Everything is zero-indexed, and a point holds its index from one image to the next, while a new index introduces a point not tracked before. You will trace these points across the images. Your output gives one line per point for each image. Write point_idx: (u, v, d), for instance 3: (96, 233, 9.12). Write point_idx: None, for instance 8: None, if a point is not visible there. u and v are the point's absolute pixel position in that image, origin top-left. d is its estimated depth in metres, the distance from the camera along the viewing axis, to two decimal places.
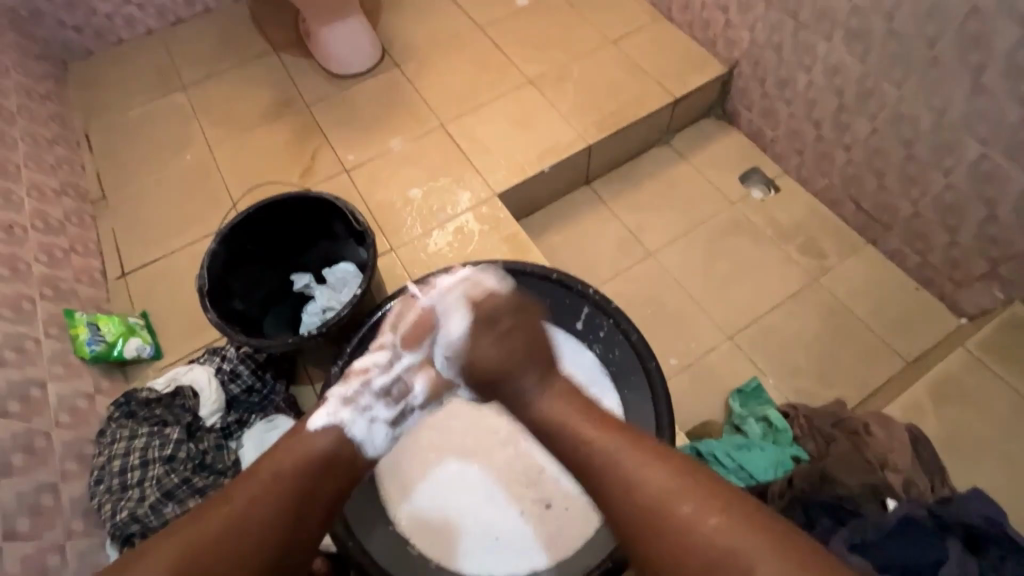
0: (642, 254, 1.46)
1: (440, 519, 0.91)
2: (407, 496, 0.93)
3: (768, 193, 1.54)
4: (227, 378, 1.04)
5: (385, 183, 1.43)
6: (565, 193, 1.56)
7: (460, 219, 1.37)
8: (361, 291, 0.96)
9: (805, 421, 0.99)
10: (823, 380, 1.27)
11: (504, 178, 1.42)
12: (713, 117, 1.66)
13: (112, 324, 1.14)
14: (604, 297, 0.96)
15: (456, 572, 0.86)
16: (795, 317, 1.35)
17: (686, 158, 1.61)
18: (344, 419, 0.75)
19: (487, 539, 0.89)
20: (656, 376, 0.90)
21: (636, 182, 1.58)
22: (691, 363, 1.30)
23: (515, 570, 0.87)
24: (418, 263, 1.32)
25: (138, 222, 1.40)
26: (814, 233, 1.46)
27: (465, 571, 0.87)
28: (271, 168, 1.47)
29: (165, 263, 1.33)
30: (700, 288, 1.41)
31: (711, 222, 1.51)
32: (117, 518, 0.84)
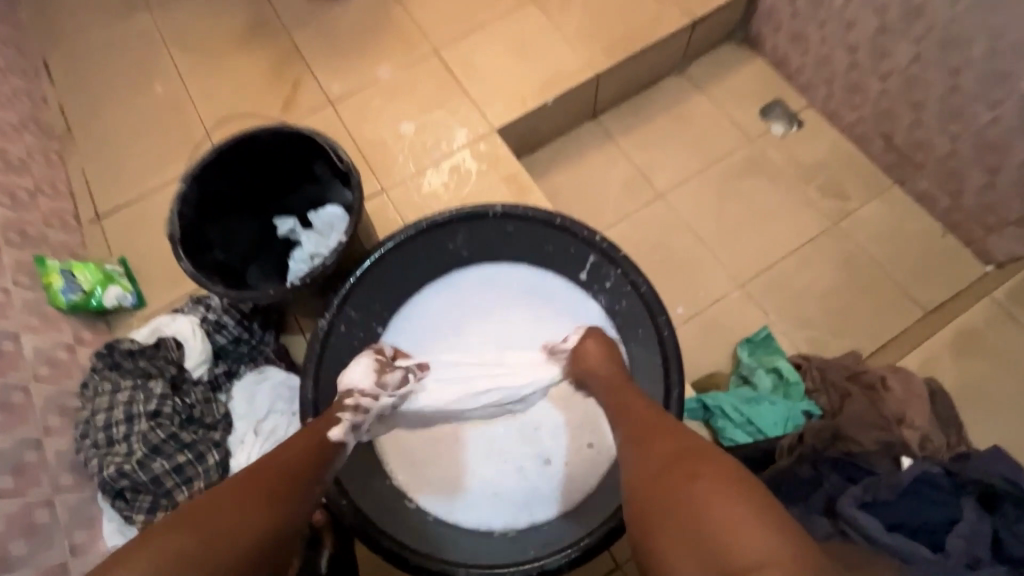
0: (651, 195, 1.37)
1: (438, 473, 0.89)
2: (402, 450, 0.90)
3: (790, 128, 1.42)
4: (212, 329, 0.99)
5: (374, 117, 1.31)
6: (570, 128, 1.43)
7: (457, 157, 1.27)
8: (347, 238, 0.88)
9: (817, 374, 0.95)
10: (837, 330, 1.22)
11: (503, 110, 1.30)
12: (734, 41, 1.50)
13: (88, 271, 1.08)
14: (612, 245, 0.87)
15: (456, 526, 0.86)
16: (811, 263, 1.28)
17: (703, 89, 1.47)
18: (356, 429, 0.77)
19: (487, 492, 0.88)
20: (667, 331, 0.83)
21: (647, 116, 1.45)
22: (699, 312, 1.24)
23: (516, 524, 0.86)
24: (412, 205, 1.23)
25: (108, 160, 1.30)
26: (837, 173, 1.36)
27: (465, 524, 0.86)
28: (248, 99, 1.34)
29: (141, 206, 1.25)
30: (712, 233, 1.33)
31: (726, 160, 1.40)
32: (105, 473, 0.81)
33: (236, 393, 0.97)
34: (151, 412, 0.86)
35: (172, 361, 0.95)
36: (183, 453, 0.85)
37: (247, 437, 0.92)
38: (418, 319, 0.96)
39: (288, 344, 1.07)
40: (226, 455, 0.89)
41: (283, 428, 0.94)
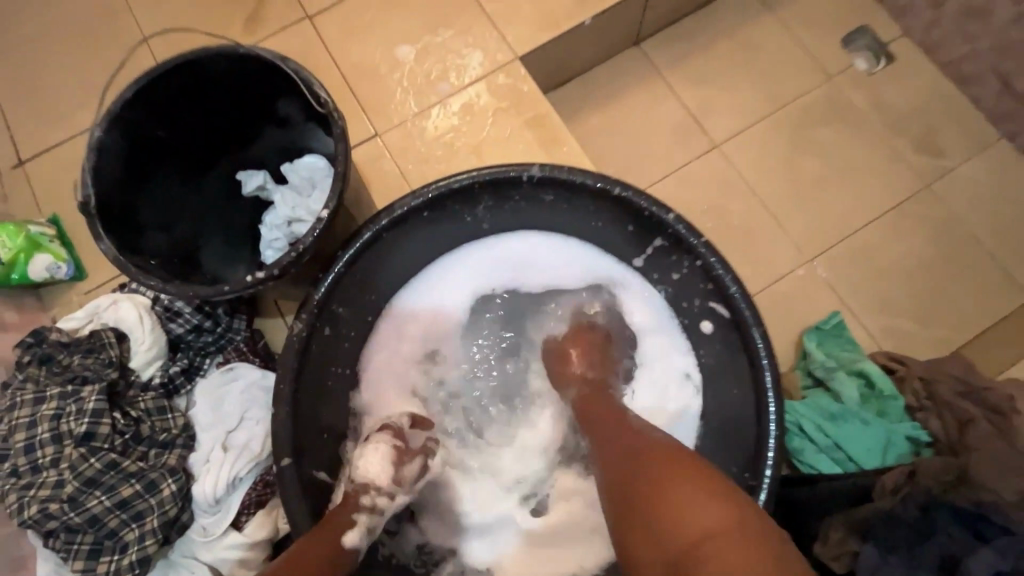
0: (706, 145, 1.12)
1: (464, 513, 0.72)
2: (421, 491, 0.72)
3: (879, 64, 1.15)
4: (167, 315, 0.79)
5: (363, 36, 1.03)
6: (609, 57, 1.16)
7: (470, 92, 1.00)
8: (331, 210, 0.65)
9: (921, 387, 0.77)
10: (927, 320, 1.01)
11: (529, 32, 1.02)
12: None
13: (7, 235, 0.85)
14: (689, 227, 0.64)
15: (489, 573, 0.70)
16: (897, 236, 1.06)
17: (773, 10, 1.18)
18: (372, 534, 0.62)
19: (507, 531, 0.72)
20: (759, 344, 0.62)
21: (704, 43, 1.17)
22: (759, 292, 1.04)
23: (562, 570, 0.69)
24: (415, 155, 0.98)
25: (28, 88, 1.02)
26: (934, 122, 1.11)
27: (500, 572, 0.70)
28: (202, 9, 1.05)
29: (72, 148, 0.99)
30: (777, 194, 1.09)
31: (799, 101, 1.14)
32: (27, 513, 0.64)
33: (198, 396, 0.78)
34: (83, 434, 0.66)
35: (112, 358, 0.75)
36: (127, 485, 0.67)
37: (214, 455, 0.73)
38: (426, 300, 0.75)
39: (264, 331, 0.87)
40: (187, 480, 0.71)
41: (258, 443, 0.75)
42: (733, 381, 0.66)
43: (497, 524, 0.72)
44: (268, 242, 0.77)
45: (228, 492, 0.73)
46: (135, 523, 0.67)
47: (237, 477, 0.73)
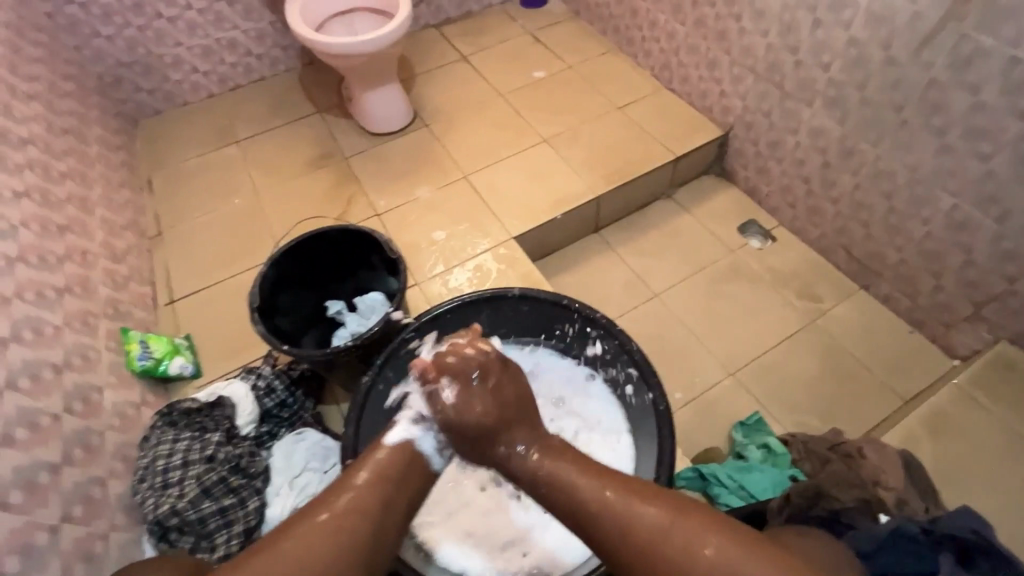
0: (648, 294, 1.57)
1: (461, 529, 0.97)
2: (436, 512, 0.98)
3: (765, 242, 1.65)
4: (262, 393, 1.13)
5: (412, 226, 1.58)
6: (576, 239, 1.69)
7: (480, 258, 1.50)
8: (392, 311, 1.06)
9: (802, 446, 1.06)
10: (824, 417, 1.32)
11: (520, 223, 1.56)
12: (712, 174, 1.82)
13: (161, 343, 1.25)
14: (609, 321, 1.03)
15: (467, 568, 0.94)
16: (793, 357, 1.42)
17: (688, 210, 1.75)
18: (416, 435, 0.79)
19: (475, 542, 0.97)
20: (657, 394, 0.95)
21: (642, 231, 1.71)
22: (695, 397, 1.36)
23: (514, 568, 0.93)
24: (440, 296, 1.43)
25: (188, 256, 1.54)
26: (809, 278, 1.56)
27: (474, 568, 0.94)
28: (310, 211, 1.63)
29: (209, 293, 1.46)
30: (703, 327, 1.49)
31: (712, 266, 1.62)
32: (158, 512, 0.91)
33: (274, 449, 1.08)
34: (208, 458, 0.98)
35: (223, 418, 1.08)
36: (228, 497, 0.95)
37: (282, 489, 1.01)
38: None
39: (321, 410, 1.20)
40: (263, 503, 0.99)
41: (314, 484, 1.03)
42: (646, 423, 0.97)
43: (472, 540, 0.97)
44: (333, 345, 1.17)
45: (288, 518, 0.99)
46: (227, 526, 0.93)
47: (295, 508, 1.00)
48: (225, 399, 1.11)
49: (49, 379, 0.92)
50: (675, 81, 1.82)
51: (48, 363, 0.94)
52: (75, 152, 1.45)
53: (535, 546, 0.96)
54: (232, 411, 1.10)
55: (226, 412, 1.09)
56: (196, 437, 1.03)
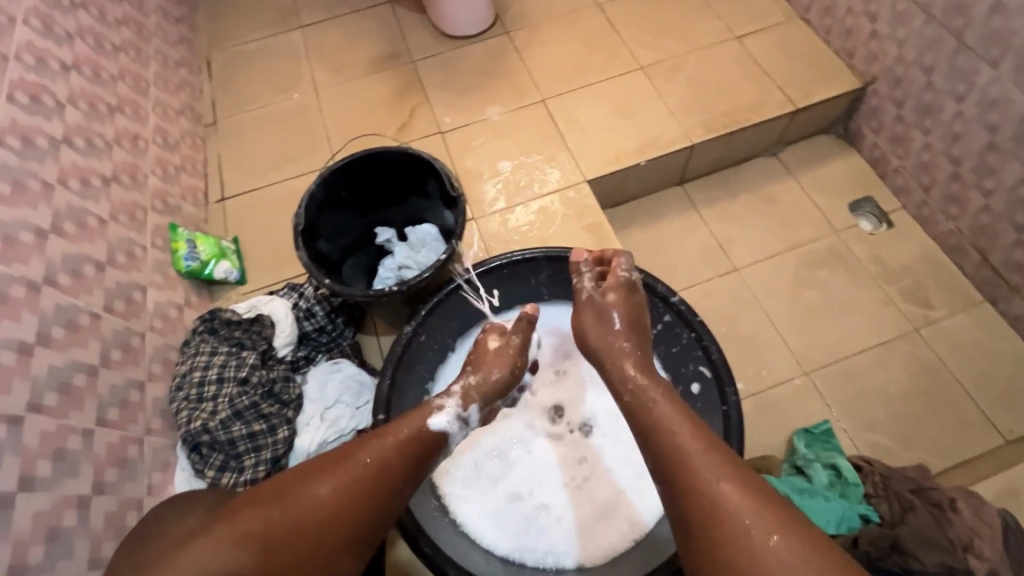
0: (727, 267, 1.39)
1: (479, 503, 0.91)
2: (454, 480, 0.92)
3: (878, 227, 1.41)
4: (302, 315, 1.09)
5: (476, 151, 1.42)
6: (655, 191, 1.49)
7: (545, 200, 1.34)
8: (444, 258, 0.95)
9: (879, 481, 0.93)
10: (902, 441, 1.18)
11: (598, 165, 1.37)
12: (831, 134, 1.54)
13: (207, 244, 1.21)
14: (688, 308, 0.89)
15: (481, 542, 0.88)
16: (883, 367, 1.25)
17: (793, 175, 1.50)
18: (454, 432, 0.75)
19: (494, 518, 0.90)
20: (733, 404, 0.83)
21: (733, 192, 1.49)
22: (758, 391, 1.24)
23: (533, 550, 0.88)
24: (497, 237, 1.31)
25: (242, 152, 1.46)
26: (923, 279, 1.33)
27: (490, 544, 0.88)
28: (370, 119, 1.49)
29: (260, 195, 1.39)
30: (782, 315, 1.32)
31: (808, 246, 1.41)
32: (191, 426, 0.91)
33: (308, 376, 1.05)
34: (242, 382, 0.96)
35: (261, 336, 1.04)
36: (257, 423, 0.94)
37: (313, 421, 0.99)
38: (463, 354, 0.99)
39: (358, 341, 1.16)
40: (294, 432, 0.97)
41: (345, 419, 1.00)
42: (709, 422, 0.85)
43: (487, 517, 0.90)
44: (380, 279, 1.09)
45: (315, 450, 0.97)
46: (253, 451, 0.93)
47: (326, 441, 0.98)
48: (265, 316, 1.07)
49: (91, 276, 0.89)
50: (813, 11, 1.49)
51: (90, 259, 0.90)
52: (131, 21, 1.34)
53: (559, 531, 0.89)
54: (271, 329, 1.06)
55: (264, 330, 1.05)
56: (234, 352, 1.00)
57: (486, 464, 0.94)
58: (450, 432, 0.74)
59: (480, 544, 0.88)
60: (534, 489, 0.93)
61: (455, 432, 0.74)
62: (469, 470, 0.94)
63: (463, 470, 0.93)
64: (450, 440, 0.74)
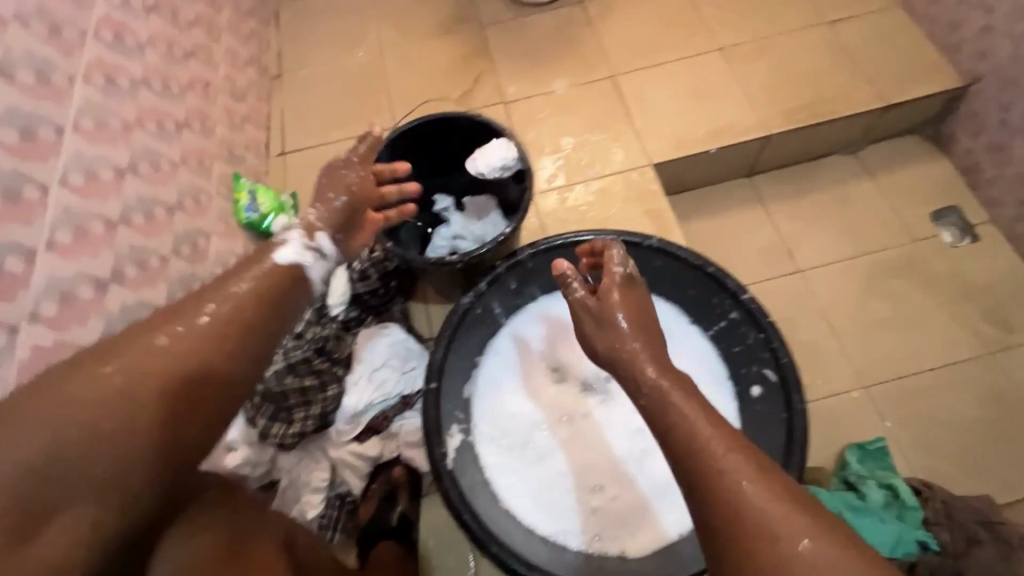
0: (790, 268, 1.33)
1: (519, 474, 0.89)
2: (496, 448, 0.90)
3: (961, 240, 1.32)
4: (355, 277, 1.05)
5: (538, 124, 1.38)
6: (721, 181, 1.42)
7: (607, 181, 1.30)
8: (508, 232, 0.93)
9: (941, 508, 0.89)
10: (963, 468, 1.12)
11: (665, 149, 1.32)
12: (919, 135, 1.43)
13: (268, 197, 1.22)
14: (759, 308, 0.84)
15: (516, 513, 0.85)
16: (950, 389, 1.18)
17: (871, 177, 1.41)
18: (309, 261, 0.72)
19: (532, 491, 0.88)
20: (799, 415, 0.78)
21: (804, 190, 1.41)
22: (811, 400, 1.19)
23: (569, 530, 0.85)
24: (553, 215, 1.27)
25: (305, 108, 1.46)
26: (1005, 300, 1.25)
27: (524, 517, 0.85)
28: (433, 83, 1.46)
29: (319, 153, 1.39)
30: (845, 324, 1.26)
31: (881, 253, 1.33)
32: None
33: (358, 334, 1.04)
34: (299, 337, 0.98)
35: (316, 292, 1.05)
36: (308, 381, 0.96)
37: (360, 381, 0.99)
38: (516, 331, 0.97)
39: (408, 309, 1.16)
40: (342, 391, 0.98)
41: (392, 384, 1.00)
42: (774, 425, 0.80)
43: (524, 489, 0.88)
44: (433, 250, 1.09)
45: (360, 412, 0.97)
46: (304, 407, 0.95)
47: (371, 403, 0.98)
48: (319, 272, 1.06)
49: (161, 219, 0.90)
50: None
51: (161, 202, 0.92)
52: None
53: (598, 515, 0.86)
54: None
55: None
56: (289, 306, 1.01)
57: (529, 439, 0.91)
58: (304, 265, 0.72)
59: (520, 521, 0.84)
60: (575, 473, 0.90)
61: (311, 263, 0.72)
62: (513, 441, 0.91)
63: (506, 440, 0.91)
64: (309, 275, 0.72)
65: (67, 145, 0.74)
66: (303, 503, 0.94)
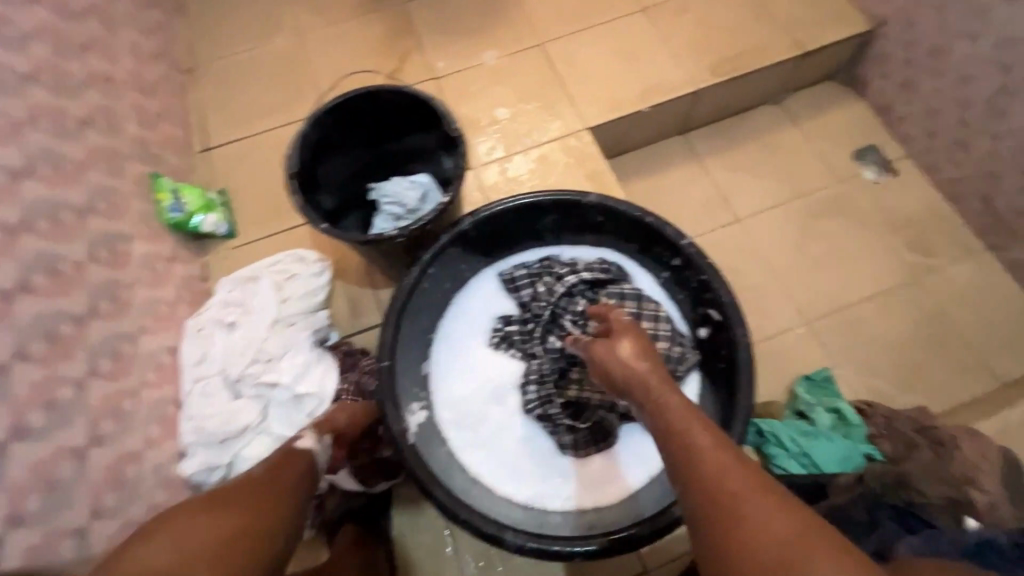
0: (729, 218, 1.37)
1: (494, 462, 0.89)
2: (461, 440, 0.90)
3: (881, 176, 1.40)
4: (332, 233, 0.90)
5: (472, 97, 1.36)
6: (657, 139, 1.45)
7: (546, 147, 1.29)
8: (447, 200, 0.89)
9: (882, 421, 0.95)
10: (902, 387, 1.19)
11: (599, 112, 1.32)
12: (837, 81, 1.50)
13: (193, 195, 1.16)
14: (699, 251, 0.85)
15: (501, 497, 0.86)
16: (884, 315, 1.26)
17: (798, 124, 1.46)
18: None
19: (515, 469, 0.89)
20: (742, 343, 0.80)
21: (737, 140, 1.45)
22: (759, 339, 1.24)
23: (554, 498, 0.87)
24: (496, 188, 1.26)
25: (225, 100, 1.38)
26: (926, 227, 1.34)
27: (508, 497, 0.87)
28: (361, 62, 1.41)
29: (246, 145, 1.33)
30: (784, 263, 1.32)
31: (813, 195, 1.39)
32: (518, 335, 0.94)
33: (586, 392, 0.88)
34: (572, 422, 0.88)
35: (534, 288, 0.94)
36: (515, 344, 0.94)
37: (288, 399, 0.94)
38: (462, 315, 0.97)
39: (331, 305, 1.12)
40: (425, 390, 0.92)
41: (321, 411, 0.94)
42: (721, 349, 0.84)
43: (500, 471, 0.88)
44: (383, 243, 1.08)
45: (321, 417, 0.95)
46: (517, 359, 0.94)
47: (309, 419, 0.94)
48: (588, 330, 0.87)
49: (71, 223, 0.84)
50: None
51: (70, 206, 0.85)
52: None
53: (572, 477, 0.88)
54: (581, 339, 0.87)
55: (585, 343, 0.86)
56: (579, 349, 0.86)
57: (491, 419, 0.92)
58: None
59: (496, 493, 0.87)
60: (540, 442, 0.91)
61: None
62: (478, 427, 0.91)
63: (467, 425, 0.91)
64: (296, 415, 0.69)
65: None
66: None
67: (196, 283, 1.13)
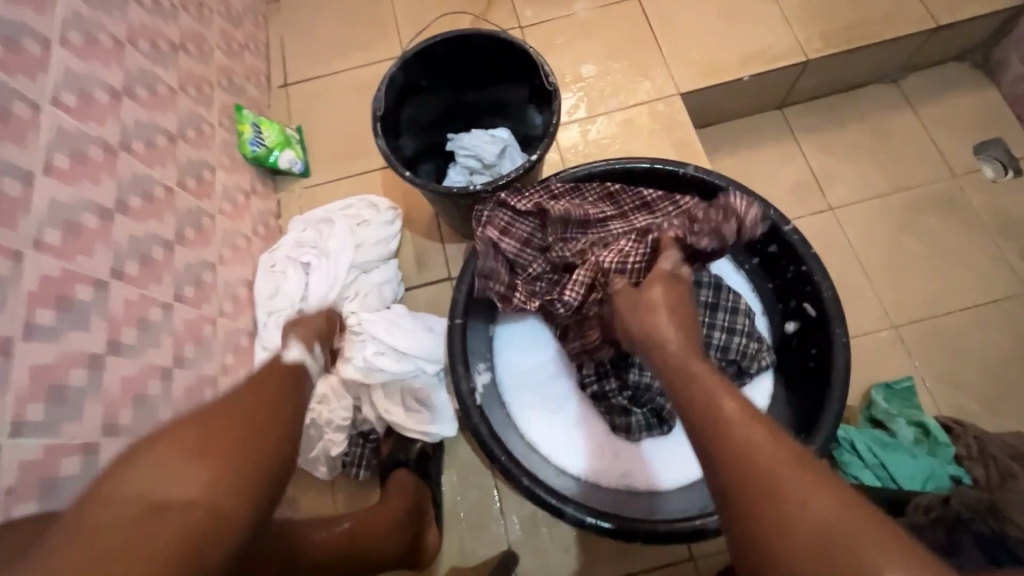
0: (821, 206, 1.27)
1: (551, 435, 0.88)
2: (519, 409, 0.89)
3: (1003, 175, 1.26)
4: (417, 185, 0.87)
5: (557, 51, 1.28)
6: (751, 112, 1.34)
7: (632, 111, 1.21)
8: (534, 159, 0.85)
9: (974, 443, 0.89)
10: (992, 408, 1.10)
11: (695, 76, 1.22)
12: (967, 62, 1.34)
13: (272, 131, 1.16)
14: (802, 239, 0.79)
15: (557, 469, 0.86)
16: (983, 329, 1.15)
17: (913, 108, 1.32)
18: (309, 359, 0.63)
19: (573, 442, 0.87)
20: (839, 345, 0.75)
21: (841, 120, 1.32)
22: None
23: (612, 476, 0.85)
24: (574, 150, 1.20)
25: (305, 36, 1.36)
26: None
27: (565, 470, 0.86)
28: (444, 4, 1.34)
29: (323, 84, 1.31)
30: (876, 261, 1.22)
31: (920, 189, 1.26)
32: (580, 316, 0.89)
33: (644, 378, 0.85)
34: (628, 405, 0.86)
35: None
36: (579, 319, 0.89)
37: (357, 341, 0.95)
38: None
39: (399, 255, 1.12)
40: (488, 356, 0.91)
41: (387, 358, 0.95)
42: (812, 347, 0.79)
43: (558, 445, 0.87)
44: None
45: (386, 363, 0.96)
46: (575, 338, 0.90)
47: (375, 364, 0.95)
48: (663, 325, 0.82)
49: (163, 147, 0.85)
50: None
51: (163, 130, 0.86)
52: None
53: (632, 458, 0.86)
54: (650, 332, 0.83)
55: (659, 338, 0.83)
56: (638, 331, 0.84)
57: (550, 390, 0.90)
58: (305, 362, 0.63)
59: (552, 462, 0.86)
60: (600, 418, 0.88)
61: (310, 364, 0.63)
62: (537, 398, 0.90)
63: (526, 396, 0.90)
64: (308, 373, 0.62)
65: (56, 59, 0.68)
66: (326, 441, 0.93)
67: (270, 220, 1.14)
